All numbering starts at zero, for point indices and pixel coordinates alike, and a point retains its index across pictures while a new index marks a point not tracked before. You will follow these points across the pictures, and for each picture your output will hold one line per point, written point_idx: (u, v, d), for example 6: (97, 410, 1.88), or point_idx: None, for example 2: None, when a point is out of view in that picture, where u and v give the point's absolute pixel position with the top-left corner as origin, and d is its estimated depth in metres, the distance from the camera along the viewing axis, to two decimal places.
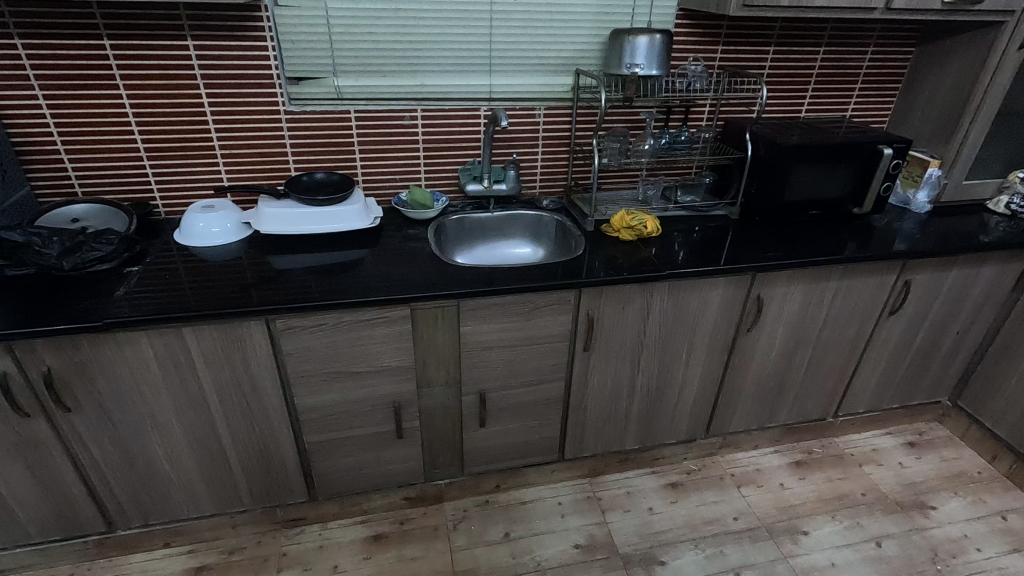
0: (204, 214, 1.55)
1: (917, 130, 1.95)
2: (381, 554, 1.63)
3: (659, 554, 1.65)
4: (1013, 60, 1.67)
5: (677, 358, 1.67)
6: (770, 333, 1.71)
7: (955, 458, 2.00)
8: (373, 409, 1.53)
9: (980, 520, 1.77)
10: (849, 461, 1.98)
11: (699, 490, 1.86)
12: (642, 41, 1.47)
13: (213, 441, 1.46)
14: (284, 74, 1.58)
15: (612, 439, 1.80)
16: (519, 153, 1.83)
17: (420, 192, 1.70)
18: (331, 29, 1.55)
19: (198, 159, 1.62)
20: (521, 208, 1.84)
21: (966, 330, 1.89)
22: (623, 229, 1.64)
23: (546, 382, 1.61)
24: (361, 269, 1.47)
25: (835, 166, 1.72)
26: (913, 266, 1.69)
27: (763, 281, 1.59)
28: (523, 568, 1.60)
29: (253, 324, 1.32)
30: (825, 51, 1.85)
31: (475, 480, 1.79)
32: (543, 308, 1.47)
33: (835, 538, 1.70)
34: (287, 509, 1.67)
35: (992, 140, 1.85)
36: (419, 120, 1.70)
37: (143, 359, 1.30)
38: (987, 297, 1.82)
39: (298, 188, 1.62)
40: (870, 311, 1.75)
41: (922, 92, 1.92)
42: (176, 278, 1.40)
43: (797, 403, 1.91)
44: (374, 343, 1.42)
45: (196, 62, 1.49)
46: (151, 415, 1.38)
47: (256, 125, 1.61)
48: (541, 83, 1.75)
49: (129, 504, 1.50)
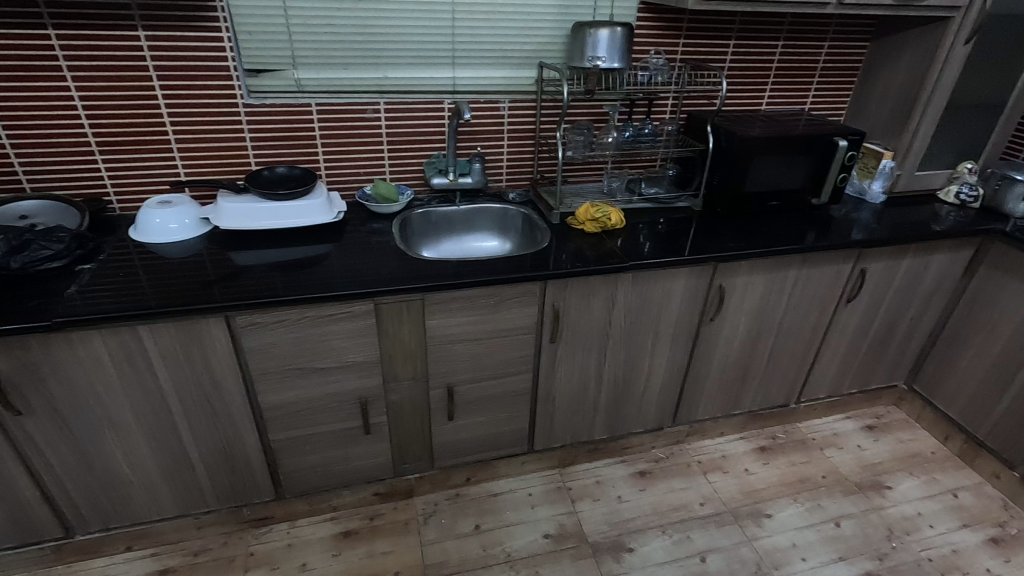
0: (160, 210, 1.51)
1: (872, 123, 2.01)
2: (350, 551, 1.62)
3: (627, 541, 1.67)
4: (960, 55, 1.74)
5: (642, 349, 1.70)
6: (732, 322, 1.74)
7: (910, 439, 2.07)
8: (339, 405, 1.52)
9: (933, 499, 1.84)
10: (811, 445, 2.04)
11: (667, 478, 1.89)
12: (603, 34, 1.49)
13: (174, 441, 1.43)
14: (242, 66, 1.55)
15: (581, 429, 1.82)
16: (485, 145, 1.83)
17: (385, 185, 1.69)
18: (288, 20, 1.53)
19: (154, 153, 1.58)
20: (487, 201, 1.84)
21: (919, 316, 1.96)
22: (588, 221, 1.65)
23: (513, 374, 1.62)
24: (324, 264, 1.45)
25: (793, 157, 1.76)
26: (868, 255, 1.74)
27: (725, 271, 1.62)
28: (493, 559, 1.61)
29: (212, 321, 1.30)
30: (784, 45, 1.89)
31: (445, 473, 1.80)
32: (509, 300, 1.48)
33: (796, 520, 1.75)
34: (253, 509, 1.65)
35: (942, 132, 1.92)
36: (382, 113, 1.69)
37: (97, 358, 1.27)
38: (939, 283, 1.89)
39: (259, 183, 1.59)
40: (829, 299, 1.80)
41: (876, 85, 1.97)
42: (131, 276, 1.36)
43: (760, 390, 1.96)
44: (337, 338, 1.41)
45: (148, 54, 1.45)
46: (108, 416, 1.35)
47: (214, 119, 1.57)
48: (505, 77, 1.75)
49: (87, 509, 1.47)
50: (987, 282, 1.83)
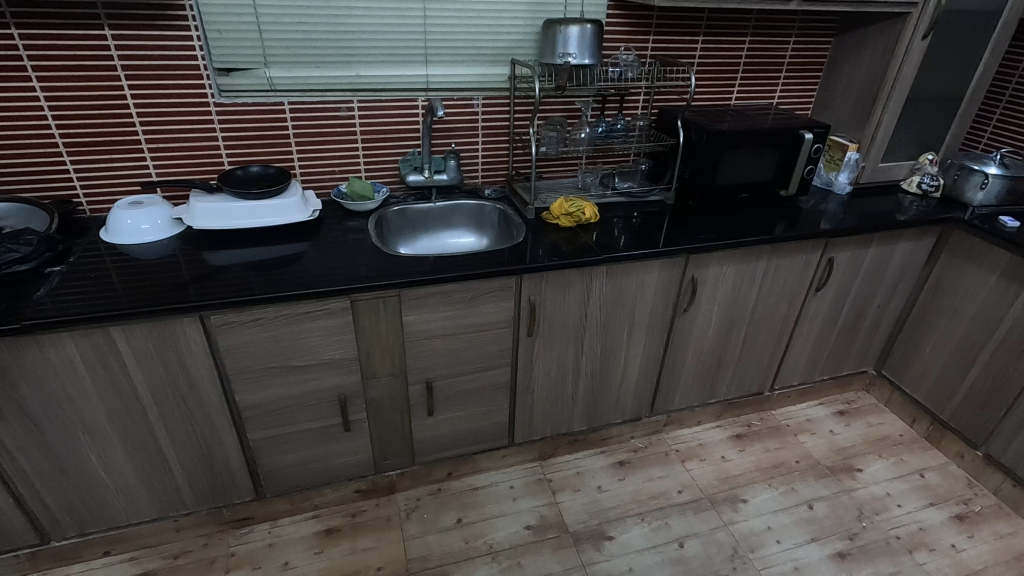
0: (131, 211, 1.50)
1: (838, 116, 2.06)
2: (332, 548, 1.63)
3: (607, 529, 1.70)
4: (918, 50, 1.79)
5: (618, 341, 1.73)
6: (705, 312, 1.78)
7: (880, 423, 2.14)
8: (318, 403, 1.52)
9: (900, 479, 1.90)
10: (785, 431, 2.09)
11: (646, 467, 1.93)
12: (573, 31, 1.51)
13: (150, 442, 1.42)
14: (212, 65, 1.54)
15: (560, 421, 1.84)
16: (459, 142, 1.84)
17: (361, 183, 1.71)
18: (259, 18, 1.52)
19: (124, 154, 1.56)
20: (463, 198, 1.85)
21: (886, 303, 2.02)
22: (562, 216, 1.67)
23: (492, 368, 1.64)
24: (300, 262, 1.45)
25: (762, 151, 1.81)
26: (835, 245, 1.79)
27: (696, 263, 1.66)
28: (475, 552, 1.63)
29: (186, 320, 1.29)
30: (751, 40, 1.94)
31: (426, 468, 1.81)
32: (486, 295, 1.50)
33: (771, 504, 1.80)
34: (233, 509, 1.64)
35: (903, 124, 1.98)
36: (355, 111, 1.69)
37: (68, 361, 1.26)
38: (904, 271, 1.95)
39: (232, 183, 1.59)
40: (799, 288, 1.85)
41: (841, 80, 2.03)
42: (102, 277, 1.35)
43: (735, 378, 2.00)
44: (314, 336, 1.41)
45: (114, 53, 1.44)
46: (81, 420, 1.33)
47: (185, 118, 1.56)
48: (478, 74, 1.77)
49: (63, 514, 1.45)
50: (948, 270, 1.89)
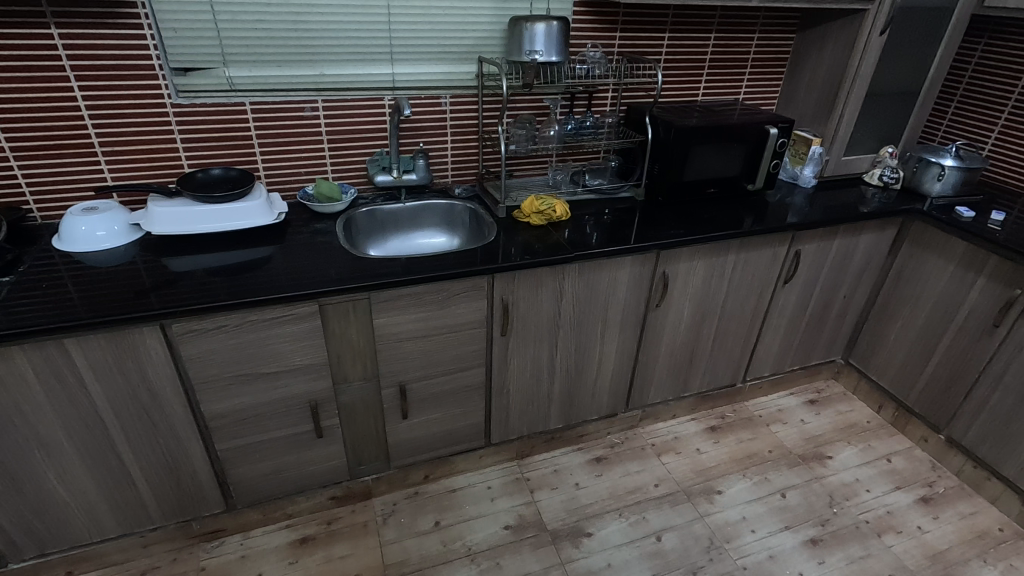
0: (86, 217, 1.44)
1: (802, 111, 2.10)
2: (308, 557, 1.60)
3: (585, 526, 1.71)
4: (876, 45, 1.84)
5: (592, 338, 1.73)
6: (677, 307, 1.80)
7: (849, 410, 2.19)
8: (289, 410, 1.49)
9: (869, 465, 1.96)
10: (758, 422, 2.13)
11: (623, 462, 1.94)
12: (540, 28, 1.50)
13: (111, 457, 1.37)
14: (168, 64, 1.49)
15: (536, 419, 1.84)
16: (428, 142, 1.82)
17: (327, 184, 1.67)
18: (216, 16, 1.48)
19: (76, 158, 1.50)
20: (433, 198, 1.83)
21: (851, 293, 2.07)
22: (533, 214, 1.67)
23: (466, 368, 1.63)
24: (267, 267, 1.42)
25: (729, 145, 1.83)
26: (802, 237, 1.82)
27: (667, 258, 1.67)
28: (454, 554, 1.62)
29: (147, 329, 1.25)
30: (716, 37, 1.96)
31: (403, 472, 1.79)
32: (458, 295, 1.49)
33: (745, 494, 1.83)
34: (203, 522, 1.60)
35: (864, 118, 2.03)
36: (320, 111, 1.66)
37: (20, 376, 1.20)
38: (868, 261, 2.00)
39: (192, 185, 1.54)
40: (767, 281, 1.88)
41: (804, 75, 2.07)
42: (56, 286, 1.30)
43: (708, 371, 2.03)
44: (282, 342, 1.38)
45: (62, 53, 1.38)
46: (36, 436, 1.28)
47: (141, 120, 1.51)
48: (445, 72, 1.75)
49: (20, 535, 1.39)
50: (909, 260, 1.95)
